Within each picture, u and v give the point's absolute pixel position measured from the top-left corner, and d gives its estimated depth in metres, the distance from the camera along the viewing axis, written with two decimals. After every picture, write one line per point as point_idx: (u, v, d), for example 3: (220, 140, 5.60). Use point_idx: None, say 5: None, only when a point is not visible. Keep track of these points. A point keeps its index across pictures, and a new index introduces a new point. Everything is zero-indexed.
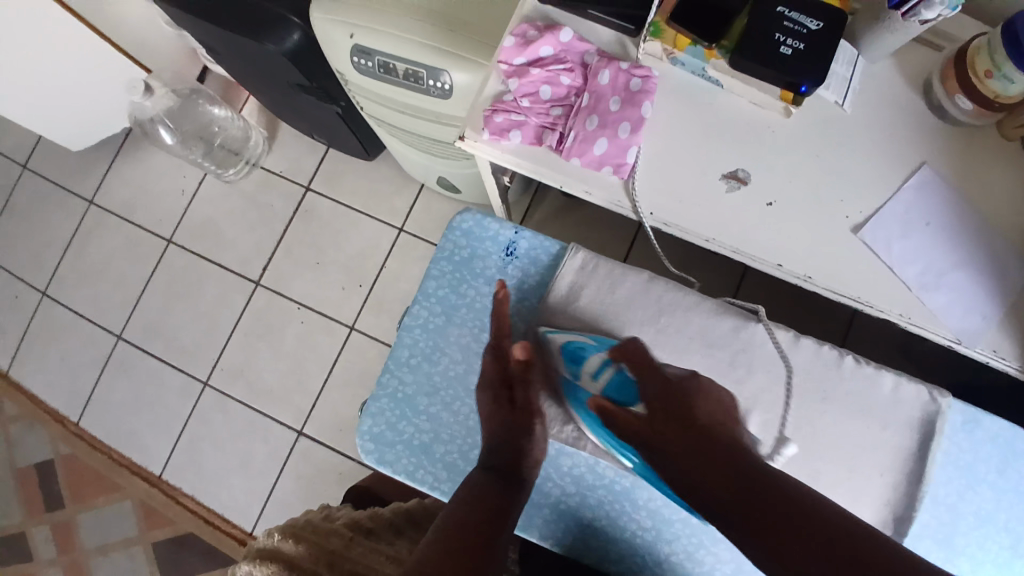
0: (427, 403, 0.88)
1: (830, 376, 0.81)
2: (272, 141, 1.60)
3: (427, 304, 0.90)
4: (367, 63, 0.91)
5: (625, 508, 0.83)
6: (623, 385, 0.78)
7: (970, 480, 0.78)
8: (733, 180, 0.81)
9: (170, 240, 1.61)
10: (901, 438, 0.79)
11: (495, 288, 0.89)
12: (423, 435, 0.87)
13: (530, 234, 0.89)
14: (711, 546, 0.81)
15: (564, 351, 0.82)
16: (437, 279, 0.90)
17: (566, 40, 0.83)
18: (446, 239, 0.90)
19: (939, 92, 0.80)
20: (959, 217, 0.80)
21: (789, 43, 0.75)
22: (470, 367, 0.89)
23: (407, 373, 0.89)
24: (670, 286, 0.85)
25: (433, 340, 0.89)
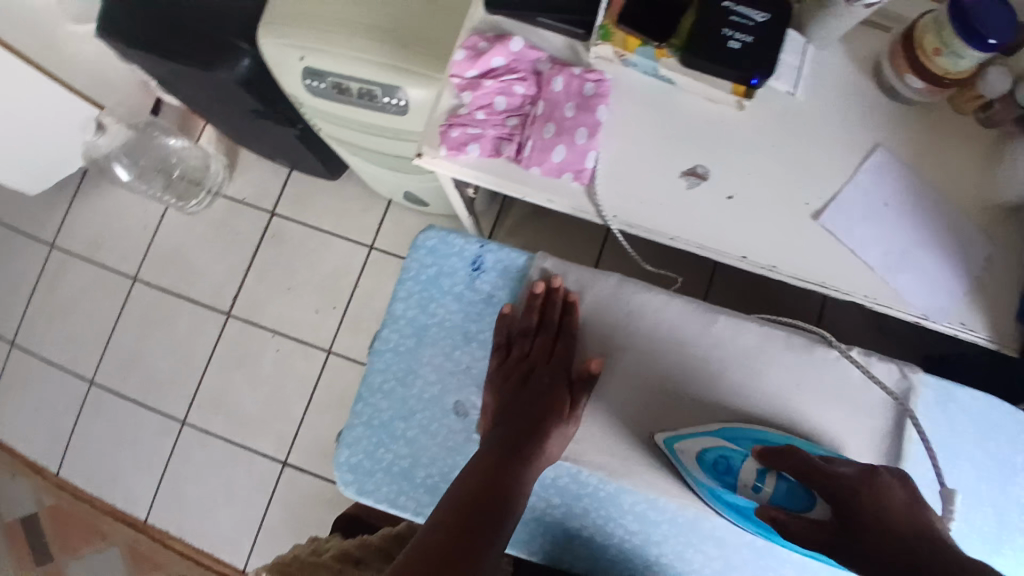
0: (404, 427, 0.83)
1: (803, 362, 0.79)
2: (233, 168, 1.56)
3: (397, 326, 0.85)
4: (320, 84, 0.93)
5: (611, 513, 0.80)
6: (792, 492, 0.69)
7: (952, 456, 0.77)
8: (693, 176, 0.81)
9: (136, 277, 1.57)
10: (876, 417, 0.78)
11: (464, 305, 0.84)
12: (402, 460, 0.83)
13: (496, 246, 0.85)
14: (699, 544, 0.79)
15: (707, 464, 0.73)
16: (405, 299, 0.85)
17: (517, 49, 0.82)
18: (412, 259, 0.85)
19: (890, 74, 0.81)
20: (915, 196, 0.81)
21: (737, 37, 0.76)
22: (445, 386, 0.83)
23: (381, 399, 0.84)
24: (639, 287, 0.82)
25: (406, 363, 0.84)
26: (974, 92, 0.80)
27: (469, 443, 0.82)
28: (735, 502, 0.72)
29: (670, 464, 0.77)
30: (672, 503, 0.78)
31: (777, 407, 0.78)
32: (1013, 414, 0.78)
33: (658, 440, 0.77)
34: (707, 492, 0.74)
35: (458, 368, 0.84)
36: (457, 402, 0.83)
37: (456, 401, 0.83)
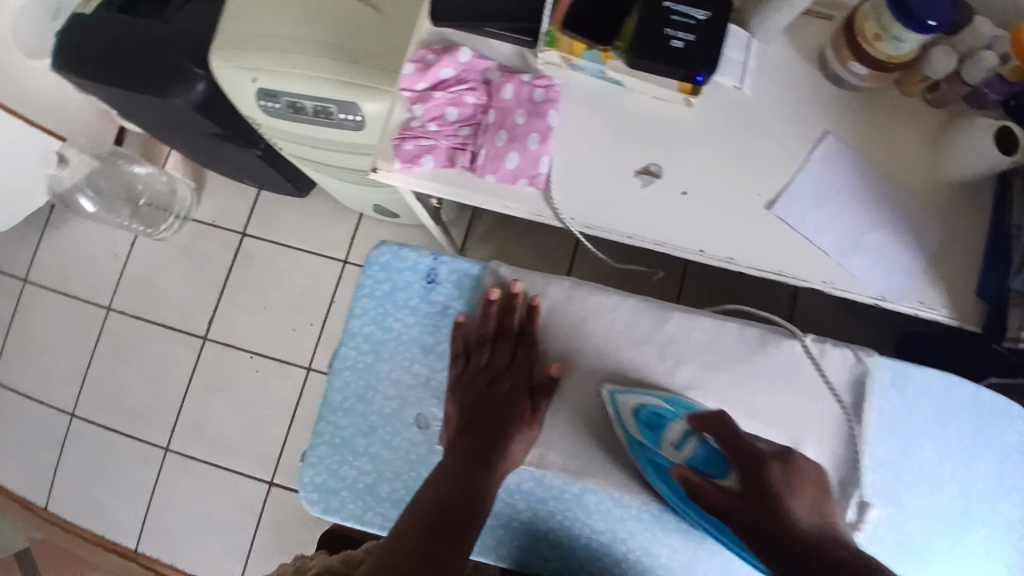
0: (366, 444, 0.82)
1: (755, 354, 0.80)
2: (200, 191, 1.56)
3: (354, 343, 0.84)
4: (275, 104, 0.93)
5: (577, 514, 0.79)
6: (710, 456, 0.73)
7: (907, 438, 0.78)
8: (647, 175, 0.82)
9: (110, 307, 1.56)
10: (828, 402, 0.79)
11: (421, 319, 0.83)
12: (366, 476, 0.82)
13: (449, 258, 0.83)
14: (665, 538, 0.78)
15: (640, 420, 0.76)
16: (361, 316, 0.84)
17: (466, 59, 0.83)
18: (365, 276, 0.84)
19: (834, 63, 0.82)
20: (864, 181, 0.83)
21: (679, 37, 0.77)
22: (405, 400, 0.82)
23: (342, 417, 0.83)
24: (594, 290, 0.81)
25: (365, 380, 0.83)
26: (921, 73, 0.81)
27: (432, 455, 0.81)
28: (656, 460, 0.75)
29: (608, 419, 0.78)
30: (636, 499, 0.77)
31: (739, 397, 0.79)
32: (973, 392, 0.79)
33: (603, 392, 0.78)
34: (634, 448, 0.76)
35: (418, 381, 0.82)
36: (417, 415, 0.82)
37: (417, 414, 0.82)
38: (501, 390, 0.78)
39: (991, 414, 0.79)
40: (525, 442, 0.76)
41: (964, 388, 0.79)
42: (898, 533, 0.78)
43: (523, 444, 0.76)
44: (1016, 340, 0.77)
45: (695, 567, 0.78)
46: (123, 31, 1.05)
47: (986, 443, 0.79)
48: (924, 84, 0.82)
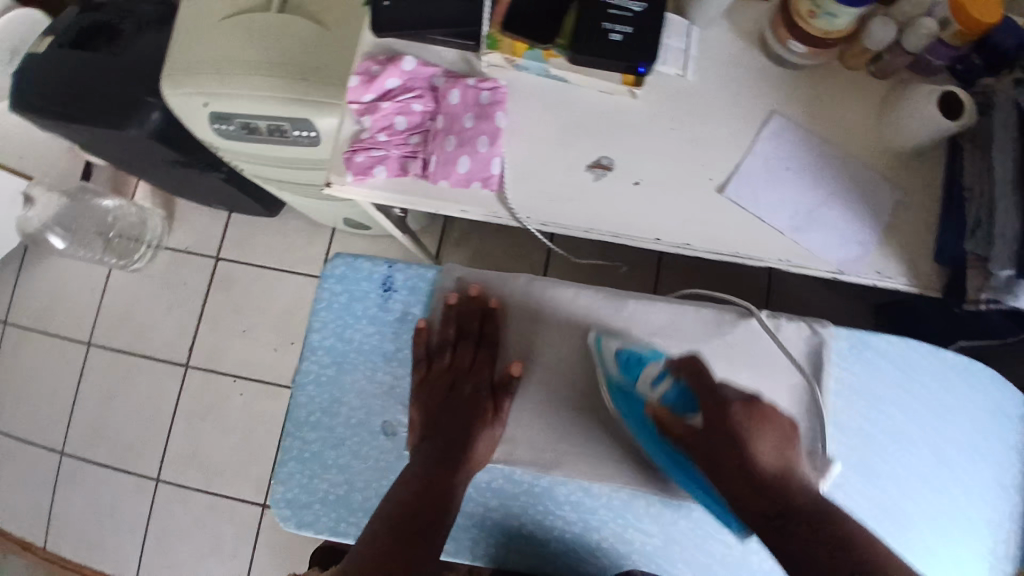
0: (335, 455, 0.80)
1: (712, 336, 0.80)
2: (171, 219, 1.56)
3: (316, 357, 0.82)
4: (228, 127, 0.98)
5: (549, 507, 0.77)
6: (683, 397, 0.70)
7: (872, 403, 0.79)
8: (599, 169, 0.83)
9: (90, 341, 1.56)
10: (792, 374, 0.78)
11: (381, 328, 0.82)
12: (337, 488, 0.79)
13: (404, 265, 0.83)
14: (637, 522, 0.76)
15: (620, 361, 0.75)
16: (321, 329, 0.82)
17: (410, 68, 0.83)
18: (322, 289, 0.83)
19: (773, 43, 0.83)
20: (814, 156, 0.83)
21: (617, 29, 0.78)
22: (371, 409, 0.81)
23: (309, 431, 0.81)
24: (546, 282, 0.80)
25: (329, 393, 0.81)
26: (861, 46, 0.81)
27: (401, 460, 0.79)
28: (633, 400, 0.74)
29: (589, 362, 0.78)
30: (605, 487, 0.76)
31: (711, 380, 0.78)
32: (932, 354, 0.80)
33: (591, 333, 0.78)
34: (610, 389, 0.75)
35: (383, 389, 0.81)
36: (384, 423, 0.80)
37: (384, 421, 0.80)
38: (463, 392, 0.75)
39: (953, 376, 0.80)
40: (492, 443, 0.73)
41: (920, 349, 0.80)
42: (878, 503, 0.77)
43: (489, 445, 0.73)
44: (976, 301, 0.77)
45: (671, 549, 0.76)
46: (76, 67, 1.06)
47: (950, 404, 0.80)
48: (865, 57, 0.82)
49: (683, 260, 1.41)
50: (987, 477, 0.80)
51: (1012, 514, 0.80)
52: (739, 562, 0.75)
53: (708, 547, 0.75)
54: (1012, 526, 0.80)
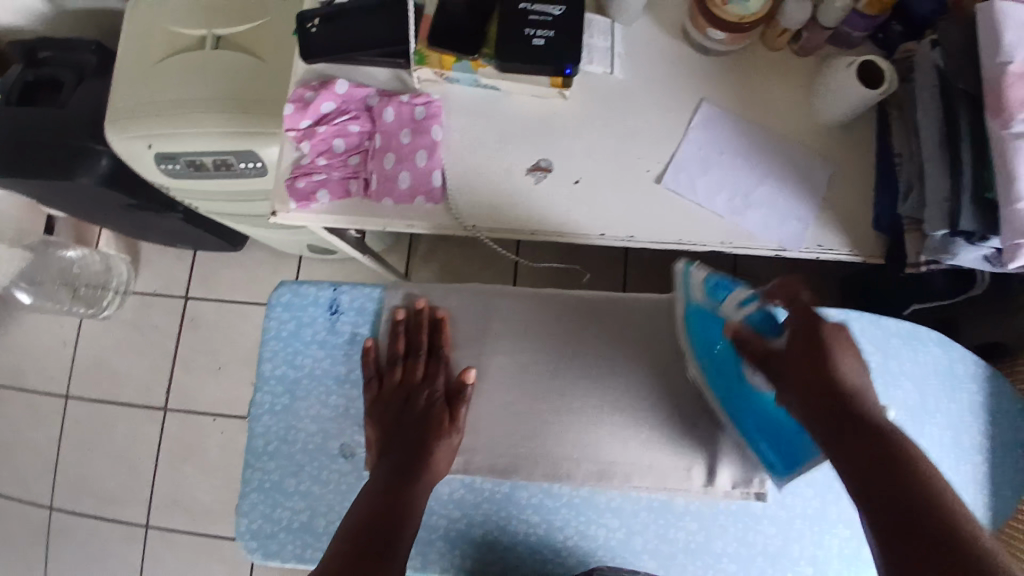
0: (295, 483, 0.77)
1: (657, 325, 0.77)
2: (137, 262, 1.56)
3: (268, 386, 0.79)
4: (175, 166, 0.99)
5: (512, 512, 0.75)
6: (767, 319, 0.67)
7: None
8: (538, 171, 0.84)
9: (68, 394, 1.55)
10: None
11: (331, 351, 0.79)
12: (301, 515, 0.76)
13: (350, 286, 0.80)
14: (599, 518, 0.75)
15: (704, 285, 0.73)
16: (271, 359, 0.79)
17: (343, 91, 0.84)
18: (268, 318, 0.80)
19: (694, 33, 0.85)
20: (746, 139, 0.85)
21: (538, 34, 0.80)
22: (327, 433, 0.78)
23: (268, 461, 0.78)
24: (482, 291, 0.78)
25: (284, 422, 0.78)
26: (780, 27, 0.83)
27: (361, 482, 0.76)
28: (711, 324, 0.72)
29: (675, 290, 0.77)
30: (565, 486, 0.74)
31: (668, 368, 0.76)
32: (870, 320, 0.78)
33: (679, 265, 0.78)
34: (691, 312, 0.74)
35: (339, 412, 0.78)
36: (342, 445, 0.77)
37: (342, 444, 0.77)
38: (419, 403, 0.73)
39: (895, 339, 0.78)
40: (450, 450, 0.72)
41: (863, 319, 0.78)
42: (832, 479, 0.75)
43: (447, 453, 0.71)
44: (917, 264, 0.78)
45: (635, 542, 0.74)
46: (18, 121, 1.06)
47: (896, 369, 0.77)
48: (784, 37, 0.84)
49: (648, 254, 1.43)
50: (945, 440, 0.77)
51: (976, 476, 0.77)
52: (701, 548, 0.74)
53: (670, 535, 0.74)
54: (983, 488, 0.77)
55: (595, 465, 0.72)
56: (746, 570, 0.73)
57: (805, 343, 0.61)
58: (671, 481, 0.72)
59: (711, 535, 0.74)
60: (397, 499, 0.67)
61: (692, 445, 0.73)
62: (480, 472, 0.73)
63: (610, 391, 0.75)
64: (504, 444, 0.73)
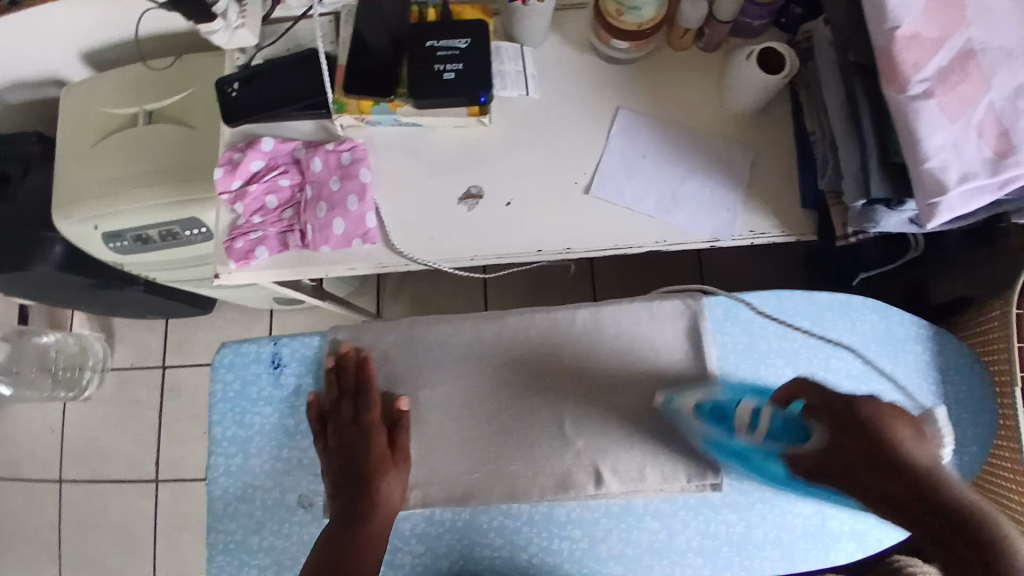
0: (259, 540, 0.77)
1: (597, 335, 0.77)
2: (113, 339, 1.57)
3: (222, 449, 0.79)
4: (123, 243, 1.01)
5: (474, 537, 0.76)
6: (788, 424, 0.67)
7: (758, 358, 0.78)
8: (470, 199, 0.86)
9: (60, 479, 1.53)
10: (677, 351, 0.76)
11: (279, 405, 0.79)
12: (268, 571, 0.76)
13: (289, 339, 0.81)
14: (561, 531, 0.75)
15: (705, 421, 0.70)
16: (221, 421, 0.80)
17: (269, 148, 0.86)
18: (214, 382, 0.80)
19: (600, 46, 0.88)
20: (665, 140, 0.87)
21: (449, 68, 0.82)
22: (284, 486, 0.78)
23: (230, 521, 0.78)
24: (427, 322, 0.78)
25: (241, 481, 0.78)
26: (681, 28, 0.86)
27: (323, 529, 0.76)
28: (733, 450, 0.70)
29: (677, 433, 0.74)
30: (523, 504, 0.75)
31: (613, 375, 0.75)
32: (804, 296, 0.80)
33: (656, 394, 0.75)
34: (705, 444, 0.72)
35: (293, 464, 0.78)
36: (300, 496, 0.77)
37: (300, 495, 0.77)
38: (359, 446, 0.72)
39: (829, 313, 0.80)
40: (400, 480, 0.72)
41: (796, 296, 0.80)
42: None
43: (397, 483, 0.72)
44: (846, 235, 0.79)
45: (599, 548, 0.75)
46: None
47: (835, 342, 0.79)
48: (687, 37, 0.87)
49: (611, 260, 1.44)
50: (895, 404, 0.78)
51: None
52: (665, 546, 0.74)
53: (633, 538, 0.74)
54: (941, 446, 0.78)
55: (551, 477, 0.73)
56: (713, 562, 0.74)
57: (841, 436, 0.65)
58: (629, 486, 0.72)
59: (673, 531, 0.74)
60: (361, 536, 0.70)
61: (646, 448, 0.73)
62: (439, 502, 0.74)
63: (558, 405, 0.75)
64: (460, 470, 0.74)
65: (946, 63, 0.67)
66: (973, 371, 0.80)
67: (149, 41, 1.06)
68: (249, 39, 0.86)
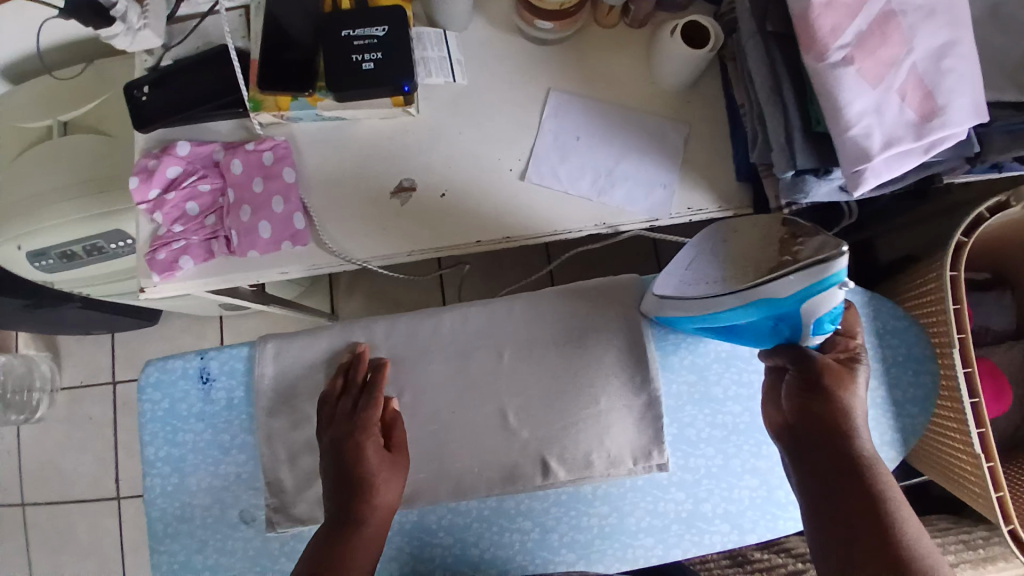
0: (203, 558, 0.75)
1: (533, 325, 0.74)
2: (60, 357, 1.51)
3: (156, 470, 0.77)
4: (47, 261, 0.96)
5: (424, 538, 0.75)
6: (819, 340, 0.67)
7: (695, 337, 0.76)
8: (403, 192, 0.83)
9: (19, 503, 1.48)
10: (615, 336, 0.74)
11: (212, 421, 0.77)
12: None
13: (217, 351, 0.78)
14: (511, 524, 0.74)
15: (828, 310, 0.57)
16: (154, 442, 0.77)
17: (186, 152, 0.82)
18: (141, 402, 0.77)
19: (526, 27, 0.85)
20: (597, 120, 0.85)
21: (367, 58, 0.79)
22: (224, 502, 0.76)
23: (171, 542, 0.76)
24: (363, 321, 0.76)
25: (180, 501, 0.76)
26: (605, 4, 0.83)
27: (268, 543, 0.74)
28: (782, 313, 0.59)
29: (805, 276, 0.54)
30: (471, 501, 0.74)
31: (554, 363, 0.73)
32: None
33: (844, 251, 0.52)
34: (799, 295, 0.55)
35: (232, 480, 0.76)
36: (241, 511, 0.75)
37: (241, 510, 0.75)
38: (367, 449, 0.67)
39: None
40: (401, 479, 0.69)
41: None
42: (727, 432, 0.75)
43: (396, 483, 0.68)
44: (779, 207, 0.78)
45: (551, 538, 0.74)
46: None
47: None
48: (613, 13, 0.84)
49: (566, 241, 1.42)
50: None
51: (872, 401, 0.78)
52: (616, 530, 0.74)
53: (583, 524, 0.74)
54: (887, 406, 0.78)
55: (498, 472, 0.72)
56: (664, 543, 0.73)
57: (830, 375, 0.64)
58: (575, 474, 0.71)
59: (623, 514, 0.74)
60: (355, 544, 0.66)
61: (591, 433, 0.72)
62: None
63: (500, 398, 0.73)
64: None
65: (864, 29, 0.66)
66: (910, 331, 0.79)
67: (57, 48, 1.01)
68: (154, 39, 0.82)
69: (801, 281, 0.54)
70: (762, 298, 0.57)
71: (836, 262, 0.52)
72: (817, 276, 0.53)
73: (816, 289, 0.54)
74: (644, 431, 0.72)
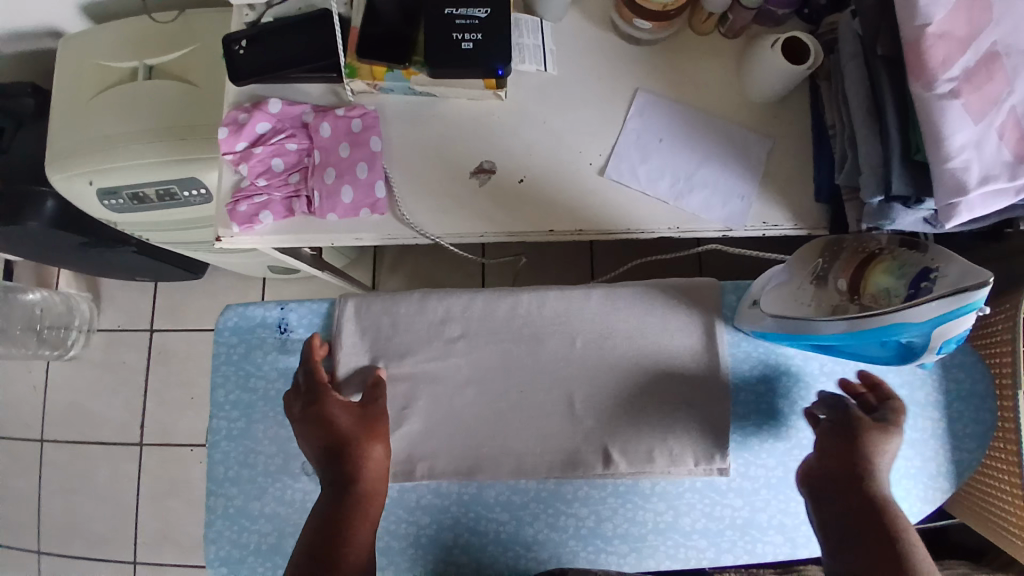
0: (260, 506, 0.77)
1: (609, 316, 0.75)
2: (99, 299, 1.53)
3: (222, 413, 0.78)
4: (117, 200, 0.98)
5: (481, 512, 0.76)
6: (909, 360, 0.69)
7: (767, 348, 0.77)
8: (482, 173, 0.84)
9: (43, 438, 1.50)
10: (691, 336, 0.75)
11: (284, 372, 0.79)
12: (267, 537, 0.76)
13: (297, 304, 0.79)
14: (567, 509, 0.76)
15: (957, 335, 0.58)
16: (224, 385, 0.78)
17: (276, 110, 0.83)
18: (217, 344, 0.79)
19: (622, 24, 0.86)
20: (683, 125, 0.86)
21: (467, 37, 0.79)
22: (287, 453, 0.77)
23: (230, 486, 0.77)
24: (442, 293, 0.77)
25: (243, 446, 0.78)
26: (705, 11, 0.84)
27: None
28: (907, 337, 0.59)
29: (948, 302, 0.55)
30: (530, 481, 0.75)
31: (624, 357, 0.74)
32: None
33: (988, 281, 0.53)
34: (933, 321, 0.56)
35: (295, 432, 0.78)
36: (303, 463, 0.77)
37: (303, 463, 0.77)
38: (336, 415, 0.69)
39: None
40: (377, 439, 0.69)
41: None
42: (790, 444, 0.76)
43: (374, 441, 0.69)
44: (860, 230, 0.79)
45: (604, 528, 0.75)
46: None
47: None
48: (710, 21, 0.85)
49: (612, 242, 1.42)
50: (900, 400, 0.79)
51: (931, 431, 0.80)
52: (670, 527, 0.75)
53: (638, 518, 0.75)
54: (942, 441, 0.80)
55: (560, 456, 0.73)
56: (716, 544, 0.75)
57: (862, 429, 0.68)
58: (640, 467, 0.72)
59: (678, 513, 0.75)
60: (355, 505, 0.67)
61: (657, 429, 0.73)
62: (445, 476, 0.73)
63: (570, 385, 0.74)
64: (466, 445, 0.73)
65: (972, 64, 0.66)
66: (977, 367, 0.81)
67: None
68: None
69: (940, 308, 0.55)
70: (892, 324, 0.58)
71: (979, 292, 0.53)
72: (957, 303, 0.54)
73: (956, 315, 0.55)
74: (710, 434, 0.72)
